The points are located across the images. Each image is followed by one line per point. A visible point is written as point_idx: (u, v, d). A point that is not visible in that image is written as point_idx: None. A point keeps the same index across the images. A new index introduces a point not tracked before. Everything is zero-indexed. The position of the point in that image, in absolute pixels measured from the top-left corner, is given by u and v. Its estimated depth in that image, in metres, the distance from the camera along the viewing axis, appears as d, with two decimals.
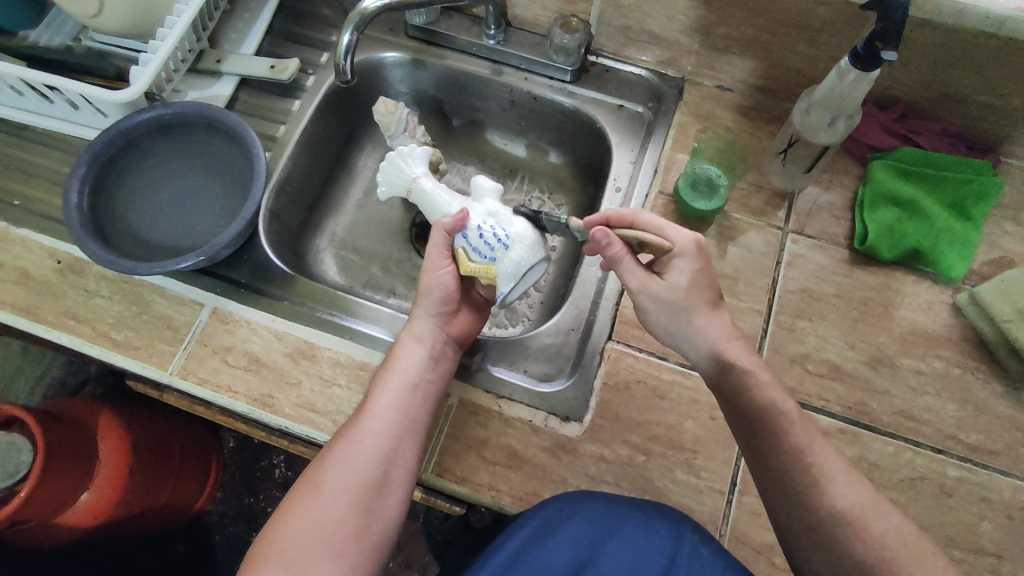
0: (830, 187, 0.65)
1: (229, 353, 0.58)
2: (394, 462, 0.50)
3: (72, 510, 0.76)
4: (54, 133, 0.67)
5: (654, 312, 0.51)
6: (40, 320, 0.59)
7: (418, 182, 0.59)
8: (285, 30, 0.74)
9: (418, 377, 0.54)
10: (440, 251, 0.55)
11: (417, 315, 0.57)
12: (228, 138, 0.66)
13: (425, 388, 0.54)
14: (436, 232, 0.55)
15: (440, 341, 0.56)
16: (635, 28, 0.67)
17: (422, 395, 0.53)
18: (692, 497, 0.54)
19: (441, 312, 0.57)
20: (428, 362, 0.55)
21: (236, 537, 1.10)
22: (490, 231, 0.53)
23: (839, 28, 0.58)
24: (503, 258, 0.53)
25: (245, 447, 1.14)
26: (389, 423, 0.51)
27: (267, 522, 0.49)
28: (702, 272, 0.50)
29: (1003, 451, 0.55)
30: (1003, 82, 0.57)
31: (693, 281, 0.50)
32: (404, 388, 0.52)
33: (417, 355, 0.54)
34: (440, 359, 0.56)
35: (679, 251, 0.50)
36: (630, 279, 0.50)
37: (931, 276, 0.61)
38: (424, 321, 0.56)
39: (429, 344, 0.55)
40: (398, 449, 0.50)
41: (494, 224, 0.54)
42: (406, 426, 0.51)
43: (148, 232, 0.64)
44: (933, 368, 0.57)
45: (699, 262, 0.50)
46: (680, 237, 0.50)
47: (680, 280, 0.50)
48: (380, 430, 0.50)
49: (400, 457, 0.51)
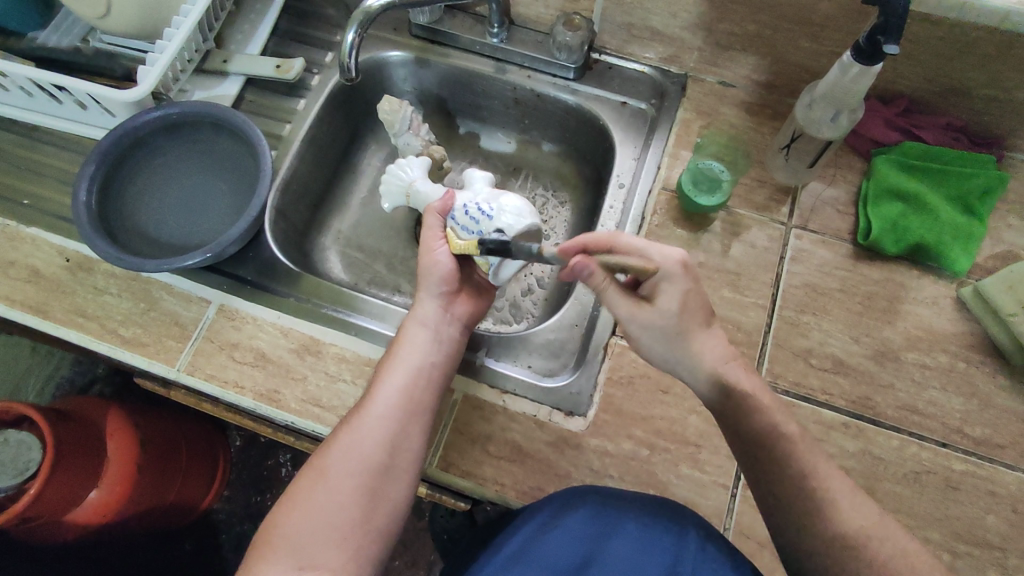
0: (833, 182, 0.65)
1: (236, 349, 0.59)
2: (401, 446, 0.51)
3: (82, 507, 0.77)
4: (63, 133, 0.68)
5: (650, 337, 0.50)
6: (50, 317, 0.59)
7: (415, 186, 0.60)
8: (290, 30, 0.75)
9: (423, 361, 0.54)
10: (437, 233, 0.57)
11: (421, 299, 0.57)
12: (235, 136, 0.67)
13: (430, 371, 0.54)
14: (431, 216, 0.57)
15: (445, 326, 0.57)
16: (638, 26, 0.68)
17: (427, 379, 0.54)
18: (696, 491, 0.54)
19: (443, 294, 0.57)
20: (433, 346, 0.55)
21: (244, 535, 1.11)
22: (476, 209, 0.54)
23: (841, 23, 0.58)
24: (489, 230, 0.53)
25: (253, 445, 1.15)
26: (394, 406, 0.51)
27: (273, 508, 0.49)
28: (689, 295, 0.49)
29: (1010, 445, 0.55)
30: (1008, 76, 0.57)
31: (684, 303, 0.49)
32: (409, 372, 0.53)
33: (422, 339, 0.55)
34: (445, 343, 0.56)
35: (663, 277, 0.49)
36: (616, 307, 0.49)
37: (936, 271, 0.61)
38: (428, 305, 0.57)
39: (433, 328, 0.56)
40: (404, 433, 0.51)
41: (481, 202, 0.54)
42: (411, 409, 0.52)
43: (157, 231, 0.64)
44: (938, 363, 0.57)
45: (688, 284, 0.48)
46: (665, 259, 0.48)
47: (669, 306, 0.48)
48: (386, 413, 0.51)
49: (407, 440, 0.51)
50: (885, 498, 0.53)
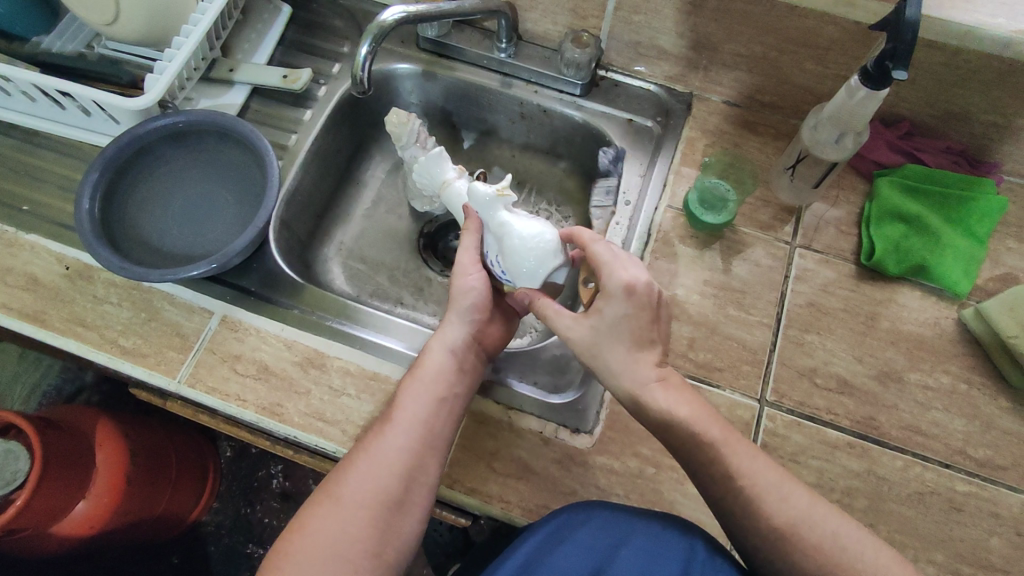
0: (836, 203, 0.66)
1: (238, 360, 0.58)
2: (416, 479, 0.50)
3: (68, 519, 0.76)
4: (65, 139, 0.67)
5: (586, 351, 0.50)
6: (48, 327, 0.58)
7: (451, 184, 0.61)
8: (296, 41, 0.75)
9: (446, 390, 0.53)
10: (473, 254, 0.56)
11: (449, 321, 0.56)
12: (243, 148, 0.66)
13: (452, 402, 0.53)
14: (467, 236, 0.56)
15: (469, 351, 0.56)
16: (645, 44, 0.68)
17: (448, 410, 0.53)
18: (703, 510, 0.54)
19: (474, 319, 0.56)
20: (455, 374, 0.54)
21: (233, 547, 1.08)
22: (496, 266, 0.54)
23: (847, 47, 0.58)
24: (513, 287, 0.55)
25: (243, 456, 1.13)
26: (414, 435, 0.50)
27: (283, 529, 0.49)
28: (627, 317, 0.48)
29: (1012, 467, 0.55)
30: (1008, 102, 0.58)
31: (615, 325, 0.48)
32: (430, 401, 0.52)
33: (445, 368, 0.54)
34: (468, 372, 0.55)
35: (603, 291, 0.49)
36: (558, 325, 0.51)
37: (936, 292, 0.61)
38: (453, 330, 0.55)
39: (458, 355, 0.55)
40: (422, 464, 0.50)
41: (497, 260, 0.53)
42: (429, 441, 0.51)
43: (160, 240, 0.64)
44: (941, 384, 0.58)
45: (625, 308, 0.48)
46: (607, 278, 0.48)
47: (602, 322, 0.49)
48: (404, 443, 0.50)
49: (423, 473, 0.50)
50: (890, 519, 0.53)
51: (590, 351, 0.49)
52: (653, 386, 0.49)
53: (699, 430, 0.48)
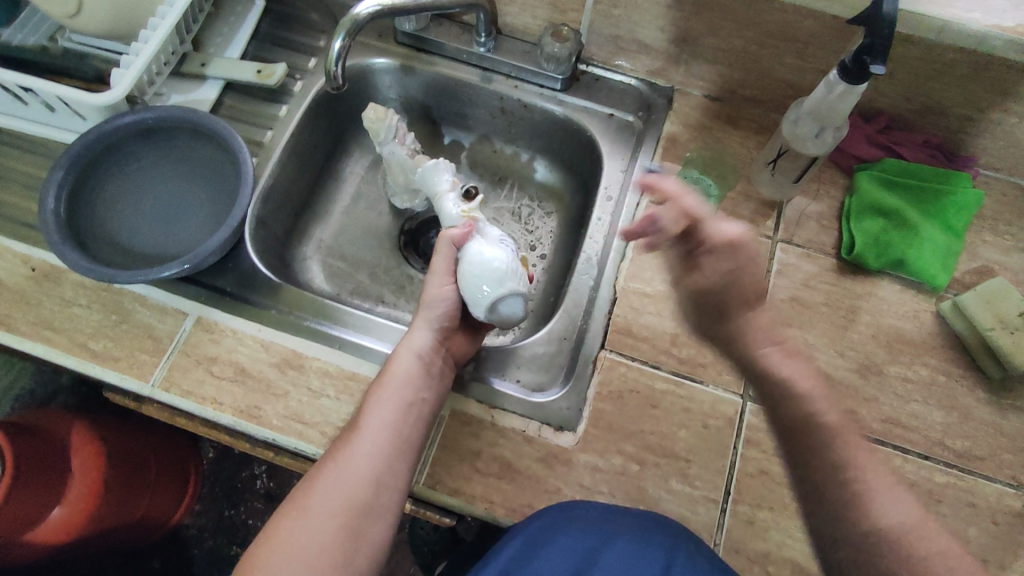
0: (817, 197, 0.66)
1: (214, 362, 0.57)
2: (386, 485, 0.49)
3: (45, 526, 0.74)
4: (29, 135, 0.65)
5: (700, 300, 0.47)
6: (14, 330, 0.57)
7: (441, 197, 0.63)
8: (271, 34, 0.73)
9: (413, 395, 0.52)
10: (449, 264, 0.56)
11: (416, 327, 0.56)
12: (213, 145, 0.64)
13: (420, 408, 0.53)
14: (444, 244, 0.57)
15: (437, 356, 0.56)
16: (625, 38, 0.67)
17: (416, 415, 0.52)
18: (686, 506, 0.53)
19: (441, 327, 0.56)
20: (422, 379, 0.53)
21: (217, 550, 1.07)
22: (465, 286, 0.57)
23: (826, 41, 0.58)
24: None
25: (225, 457, 1.11)
26: (381, 441, 0.50)
27: (253, 541, 0.48)
28: (739, 272, 0.47)
29: (989, 457, 0.56)
30: (984, 97, 0.58)
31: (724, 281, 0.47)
32: (398, 407, 0.51)
33: (412, 373, 0.53)
34: (436, 376, 0.55)
35: (710, 239, 0.47)
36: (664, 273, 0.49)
37: (915, 286, 0.62)
38: (421, 334, 0.55)
39: (425, 360, 0.54)
40: (390, 471, 0.50)
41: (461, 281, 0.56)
42: (398, 447, 0.50)
43: (129, 239, 0.62)
44: (920, 376, 0.58)
45: (733, 259, 0.47)
46: (714, 228, 0.47)
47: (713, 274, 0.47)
48: (372, 450, 0.49)
49: (392, 479, 0.50)
50: None
51: (715, 305, 0.47)
52: (772, 344, 0.46)
53: (789, 394, 0.45)
